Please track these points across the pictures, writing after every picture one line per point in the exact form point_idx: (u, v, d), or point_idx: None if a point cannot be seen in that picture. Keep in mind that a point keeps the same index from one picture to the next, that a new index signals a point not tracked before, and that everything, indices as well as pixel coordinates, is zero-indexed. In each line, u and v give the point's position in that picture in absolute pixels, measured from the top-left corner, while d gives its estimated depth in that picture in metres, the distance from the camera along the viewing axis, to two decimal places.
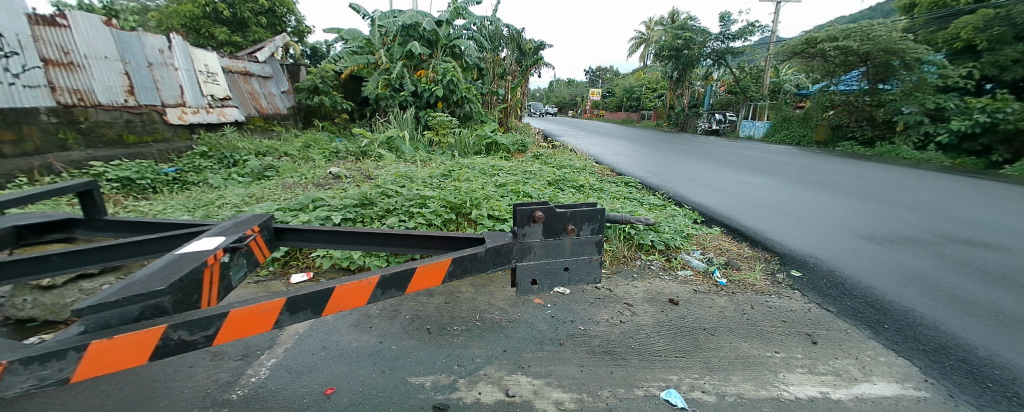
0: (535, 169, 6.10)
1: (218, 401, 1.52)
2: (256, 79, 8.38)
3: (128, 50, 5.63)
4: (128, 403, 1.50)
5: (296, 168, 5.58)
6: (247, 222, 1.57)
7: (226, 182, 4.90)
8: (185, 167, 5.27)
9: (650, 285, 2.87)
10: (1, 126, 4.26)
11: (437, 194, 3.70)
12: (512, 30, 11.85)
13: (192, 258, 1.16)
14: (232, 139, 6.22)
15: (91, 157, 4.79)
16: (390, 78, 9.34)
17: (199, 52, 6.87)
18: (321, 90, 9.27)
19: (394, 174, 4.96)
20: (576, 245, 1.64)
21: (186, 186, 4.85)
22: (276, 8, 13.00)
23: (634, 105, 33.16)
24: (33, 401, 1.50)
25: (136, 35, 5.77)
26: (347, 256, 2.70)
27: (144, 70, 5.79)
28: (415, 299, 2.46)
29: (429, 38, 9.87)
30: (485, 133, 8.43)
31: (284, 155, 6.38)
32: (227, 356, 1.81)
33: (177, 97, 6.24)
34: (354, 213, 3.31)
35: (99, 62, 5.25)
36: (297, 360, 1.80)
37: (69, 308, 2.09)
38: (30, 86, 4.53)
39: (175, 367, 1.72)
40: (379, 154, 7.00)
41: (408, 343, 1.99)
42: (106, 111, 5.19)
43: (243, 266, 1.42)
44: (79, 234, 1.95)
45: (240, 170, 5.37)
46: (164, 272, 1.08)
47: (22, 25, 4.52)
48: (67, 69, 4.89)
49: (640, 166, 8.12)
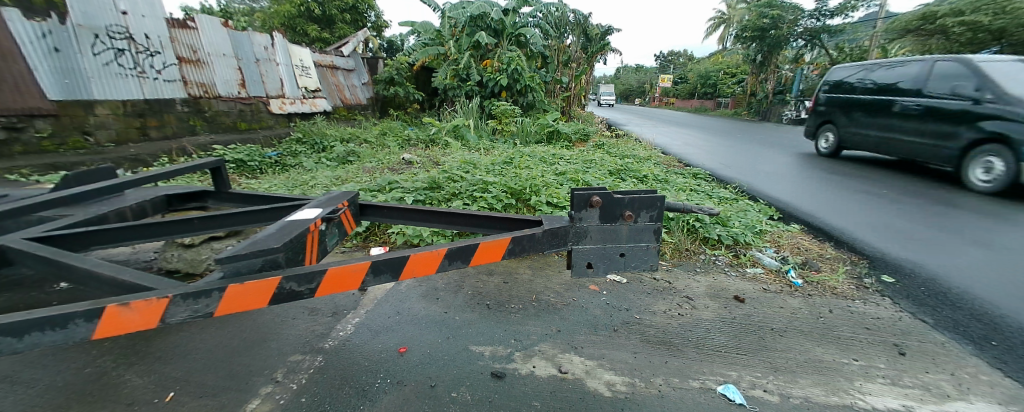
0: (597, 158, 6.04)
1: (315, 348, 1.79)
2: (341, 72, 9.20)
3: (240, 48, 6.46)
4: (248, 342, 1.81)
5: (373, 154, 6.06)
6: (338, 197, 1.81)
7: (317, 165, 5.51)
8: (284, 152, 5.99)
9: (713, 281, 2.77)
10: (148, 114, 5.12)
11: (498, 180, 3.86)
12: (579, 16, 11.62)
13: (298, 225, 1.39)
14: (321, 127, 7.00)
15: (213, 141, 5.62)
16: (458, 68, 9.69)
17: (295, 49, 7.70)
18: (395, 81, 9.98)
19: (459, 160, 5.22)
20: (634, 231, 1.66)
21: (285, 168, 5.52)
22: (359, 4, 13.89)
23: (709, 92, 30.84)
24: (181, 334, 1.87)
25: (247, 35, 6.59)
26: (417, 234, 2.97)
27: (252, 65, 6.63)
28: (476, 277, 2.63)
29: (496, 27, 9.94)
30: (547, 122, 8.46)
31: (364, 142, 6.97)
32: (321, 312, 2.09)
33: (278, 90, 7.11)
34: (424, 195, 3.57)
35: (218, 59, 6.10)
36: (376, 321, 2.03)
37: (204, 263, 2.54)
38: (169, 80, 5.39)
39: (281, 318, 2.02)
40: (445, 142, 7.34)
41: (470, 316, 2.16)
42: (224, 101, 6.06)
43: (335, 235, 1.64)
44: (210, 204, 2.33)
45: (328, 155, 5.99)
46: (278, 234, 1.31)
47: (163, 28, 5.33)
48: (196, 65, 5.74)
49: (711, 158, 7.63)
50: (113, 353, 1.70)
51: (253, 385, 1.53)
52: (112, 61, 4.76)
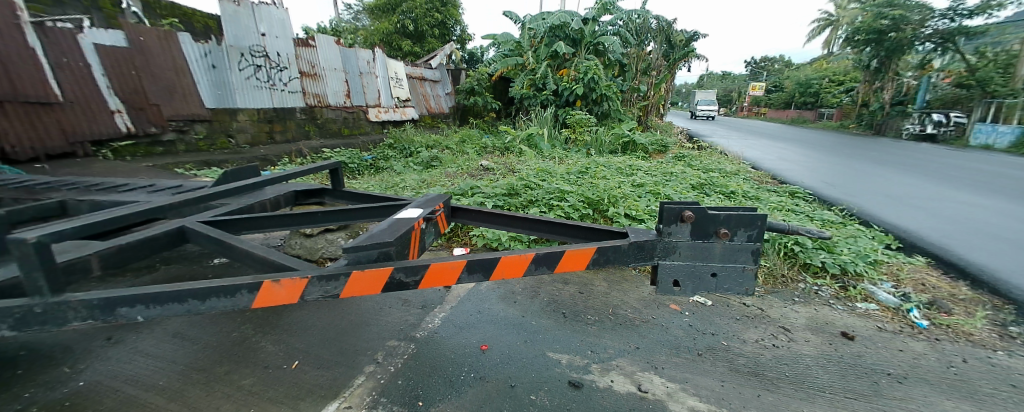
0: (678, 171, 5.76)
1: (407, 337, 1.95)
2: (429, 83, 9.92)
3: (348, 63, 7.27)
4: (351, 324, 2.04)
5: (454, 160, 6.41)
6: (434, 199, 1.97)
7: (405, 169, 5.97)
8: (378, 156, 6.59)
9: (814, 313, 2.49)
10: (275, 120, 5.98)
11: (575, 189, 3.87)
12: (662, 22, 11.20)
13: (404, 223, 1.56)
14: (410, 134, 7.62)
15: (321, 145, 6.38)
16: (535, 78, 9.88)
17: (392, 62, 8.46)
18: (476, 91, 10.53)
19: (535, 168, 5.31)
20: (728, 251, 1.57)
21: (377, 170, 6.07)
22: (447, 20, 14.83)
23: (810, 102, 27.64)
24: (300, 311, 2.16)
25: (353, 51, 7.39)
26: (496, 238, 3.09)
27: (356, 78, 7.43)
28: (552, 285, 2.66)
29: (575, 36, 9.98)
30: (623, 132, 8.26)
31: (445, 148, 7.42)
32: (411, 304, 2.28)
33: (376, 99, 7.95)
34: (503, 201, 3.70)
35: (330, 73, 6.92)
36: (460, 318, 2.16)
37: (319, 251, 2.92)
38: (293, 92, 6.24)
39: (379, 305, 2.24)
40: (520, 150, 7.50)
41: (546, 322, 2.19)
42: (333, 110, 6.95)
43: (432, 233, 1.80)
44: (325, 200, 2.66)
45: (415, 159, 6.47)
46: (389, 230, 1.48)
47: (291, 47, 6.17)
48: (313, 79, 6.59)
49: (812, 176, 6.85)
50: (250, 322, 2.02)
51: (358, 363, 1.72)
52: (251, 75, 5.63)
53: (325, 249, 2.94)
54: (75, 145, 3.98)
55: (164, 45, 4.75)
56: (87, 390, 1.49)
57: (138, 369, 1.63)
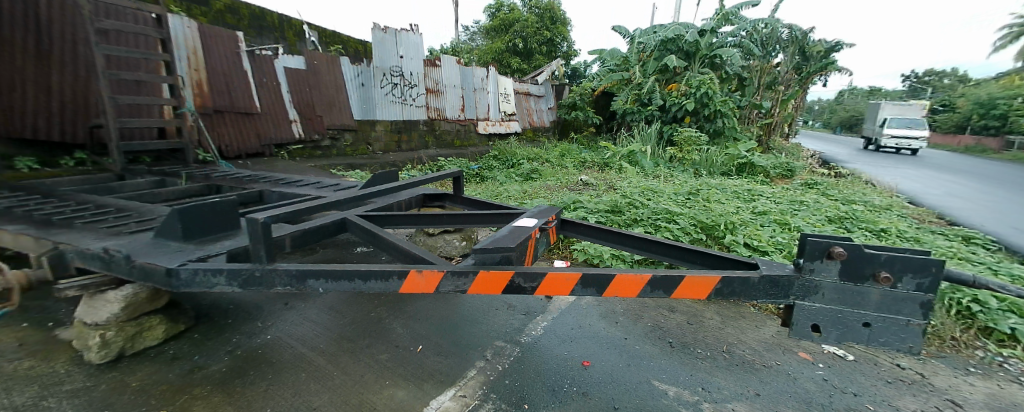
0: (808, 200, 5.05)
1: (513, 340, 2.05)
2: (533, 98, 10.33)
3: (464, 80, 7.94)
4: (463, 321, 2.21)
5: (554, 173, 6.52)
6: (548, 211, 2.05)
7: (507, 180, 6.26)
8: (483, 166, 7.02)
9: (1003, 392, 1.96)
10: (401, 131, 6.81)
11: (686, 212, 3.65)
12: (795, 32, 9.98)
13: (522, 231, 1.67)
14: (513, 148, 7.98)
15: (436, 155, 7.05)
16: (640, 93, 9.58)
17: (502, 79, 8.99)
18: (578, 106, 10.64)
19: (639, 186, 5.14)
20: (888, 300, 1.32)
21: (482, 179, 6.46)
22: (555, 37, 15.23)
23: (998, 125, 21.89)
24: (419, 301, 2.40)
25: (471, 69, 8.04)
26: (597, 255, 3.06)
27: (470, 94, 8.08)
28: (657, 310, 2.54)
29: (688, 49, 9.43)
30: (739, 153, 7.52)
31: (545, 161, 7.59)
32: (516, 309, 2.39)
33: (485, 113, 8.55)
34: (606, 218, 3.66)
35: (449, 89, 7.63)
36: (562, 329, 2.19)
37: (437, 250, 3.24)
38: (417, 106, 7.04)
39: (486, 307, 2.39)
40: (621, 166, 7.32)
41: (651, 349, 2.10)
42: (448, 123, 7.68)
43: (544, 244, 1.87)
44: (445, 204, 2.94)
45: (516, 171, 6.75)
46: (510, 236, 1.59)
47: (420, 67, 6.94)
48: (435, 95, 7.34)
49: (1001, 218, 5.41)
50: (381, 306, 2.32)
51: (470, 357, 1.87)
52: (388, 92, 6.50)
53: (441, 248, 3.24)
54: (263, 147, 4.98)
55: (330, 67, 5.72)
56: (269, 343, 1.88)
57: (301, 332, 2.00)
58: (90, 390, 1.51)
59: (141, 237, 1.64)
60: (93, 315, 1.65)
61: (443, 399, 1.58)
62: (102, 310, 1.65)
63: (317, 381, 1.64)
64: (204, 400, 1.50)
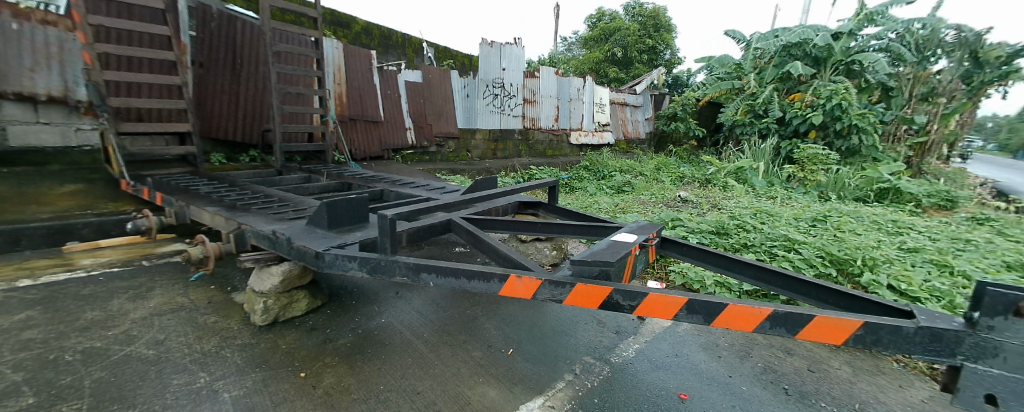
0: (980, 238, 4.05)
1: (603, 358, 2.00)
2: (629, 108, 10.09)
3: (561, 90, 8.02)
4: (552, 331, 2.22)
5: (648, 187, 6.21)
6: (648, 227, 1.97)
7: (598, 191, 6.15)
8: (574, 176, 7.01)
9: None
10: (498, 139, 7.16)
11: (810, 241, 3.21)
12: (968, 32, 8.15)
13: (621, 246, 1.63)
14: (606, 159, 7.83)
15: (528, 163, 7.24)
16: (754, 103, 8.65)
17: (599, 89, 8.88)
18: (678, 117, 10.06)
19: (749, 207, 4.65)
20: None
21: (572, 189, 6.45)
22: (657, 45, 14.51)
23: None
24: (511, 306, 2.48)
25: (568, 80, 8.09)
26: (698, 280, 2.84)
27: (565, 104, 8.15)
28: (768, 349, 2.26)
29: (818, 55, 8.24)
30: (879, 175, 6.35)
31: (640, 174, 7.27)
32: (607, 327, 2.33)
33: (579, 123, 8.55)
34: (710, 239, 3.38)
35: (546, 99, 7.79)
36: (656, 355, 2.08)
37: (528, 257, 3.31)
38: (514, 116, 7.30)
39: (576, 320, 2.37)
40: (725, 183, 6.70)
41: (761, 392, 1.87)
42: (542, 132, 7.87)
43: (643, 261, 1.80)
44: (540, 212, 2.99)
45: (608, 183, 6.59)
46: (609, 251, 1.56)
47: (519, 78, 7.18)
48: (532, 105, 7.56)
49: None
50: (475, 306, 2.44)
51: (559, 368, 1.88)
52: (489, 103, 6.86)
53: (532, 256, 3.30)
54: (384, 151, 5.64)
55: (442, 80, 6.21)
56: (380, 328, 2.10)
57: (406, 321, 2.20)
58: (253, 346, 1.87)
59: (297, 224, 1.99)
60: (260, 283, 2.03)
61: (532, 406, 1.61)
62: (266, 281, 2.02)
63: (419, 368, 1.80)
64: (330, 369, 1.74)
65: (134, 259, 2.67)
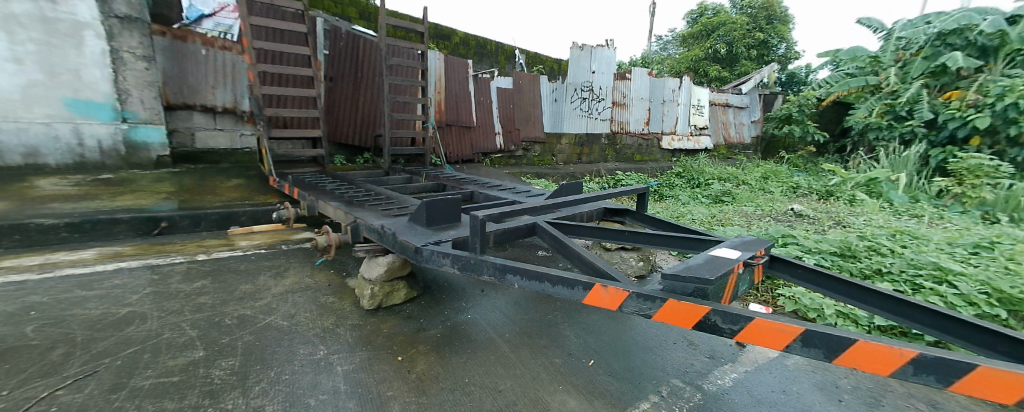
0: None
1: (694, 383, 1.86)
2: (732, 110, 9.39)
3: (654, 92, 7.63)
4: (638, 347, 2.12)
5: (752, 198, 5.59)
6: (753, 243, 1.77)
7: (692, 200, 5.74)
8: (664, 183, 6.65)
9: None
10: (585, 143, 7.12)
11: (971, 272, 2.60)
12: None
13: (722, 263, 1.49)
14: (702, 165, 7.26)
15: (616, 169, 7.05)
16: (894, 102, 7.27)
17: (697, 90, 8.27)
18: (794, 119, 8.96)
19: (884, 226, 3.93)
20: None
21: (662, 197, 6.12)
22: (770, 39, 12.98)
23: None
24: (594, 315, 2.43)
25: (662, 80, 7.65)
26: (815, 308, 2.50)
27: (658, 106, 7.75)
28: (906, 399, 1.89)
29: (987, 43, 6.61)
30: None
31: (742, 183, 6.60)
32: (699, 349, 2.15)
33: (672, 126, 8.10)
34: (832, 261, 2.94)
35: (637, 102, 7.48)
36: (758, 388, 1.86)
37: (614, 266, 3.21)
38: (602, 120, 7.16)
39: (664, 339, 2.23)
40: (851, 196, 5.75)
41: None
42: (631, 137, 7.63)
43: (747, 281, 1.63)
44: (627, 220, 2.86)
45: (703, 191, 6.10)
46: (707, 267, 1.44)
47: (609, 81, 6.97)
48: (622, 108, 7.32)
49: None
50: (558, 311, 2.44)
51: (644, 387, 1.79)
52: (577, 107, 6.81)
53: (618, 265, 3.20)
54: (475, 155, 5.95)
55: (531, 85, 6.32)
56: (467, 323, 2.22)
57: (492, 319, 2.29)
58: (361, 327, 2.11)
59: (400, 220, 2.19)
60: (369, 271, 2.28)
61: None
62: (373, 269, 2.27)
63: (502, 367, 1.86)
64: (423, 358, 1.89)
65: (275, 243, 3.19)
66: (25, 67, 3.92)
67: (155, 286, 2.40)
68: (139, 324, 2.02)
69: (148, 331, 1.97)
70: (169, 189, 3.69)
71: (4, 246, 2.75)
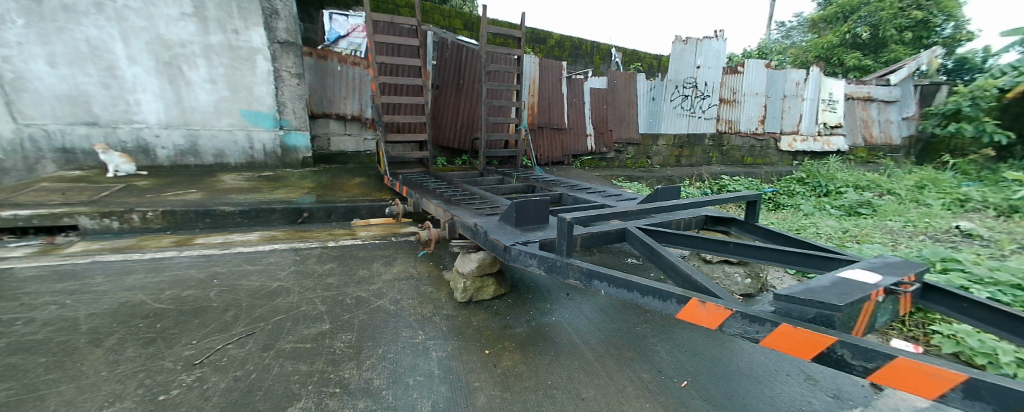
0: None
1: None
2: (878, 104, 7.92)
3: (773, 86, 6.77)
4: (740, 373, 1.92)
5: (900, 211, 4.63)
6: (898, 266, 1.48)
7: (817, 210, 4.98)
8: (782, 190, 5.95)
9: None
10: (686, 145, 6.70)
11: None
12: None
13: (855, 287, 1.28)
14: (832, 170, 6.26)
15: (722, 172, 6.45)
16: None
17: (830, 82, 7.12)
18: (964, 114, 7.28)
19: None
20: None
21: (778, 206, 5.43)
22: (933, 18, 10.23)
23: None
24: (688, 332, 2.26)
25: (783, 73, 6.74)
26: (988, 353, 1.98)
27: (778, 102, 6.87)
28: None
29: None
30: None
31: (886, 192, 5.52)
32: (819, 386, 1.86)
33: (794, 125, 7.17)
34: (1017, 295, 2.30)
35: (751, 98, 6.72)
36: None
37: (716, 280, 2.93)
38: (708, 119, 6.63)
39: (773, 368, 1.98)
40: None
41: None
42: (741, 137, 6.96)
43: (889, 312, 1.37)
44: (733, 230, 2.60)
45: (832, 201, 5.25)
46: (833, 291, 1.25)
47: (717, 75, 6.33)
48: (731, 105, 6.65)
49: None
50: (649, 324, 2.32)
51: None
52: (678, 105, 6.39)
53: (720, 279, 2.92)
54: (565, 156, 5.99)
55: (627, 84, 6.08)
56: (552, 326, 2.24)
57: (577, 324, 2.27)
58: (454, 318, 2.27)
59: (492, 219, 2.30)
60: (463, 266, 2.43)
61: None
62: (467, 264, 2.42)
63: (586, 375, 1.84)
64: (509, 354, 1.96)
65: (386, 235, 3.58)
66: (218, 86, 4.99)
67: (297, 265, 2.88)
68: (285, 297, 2.44)
69: (290, 303, 2.37)
70: (308, 185, 4.40)
71: (200, 226, 3.55)
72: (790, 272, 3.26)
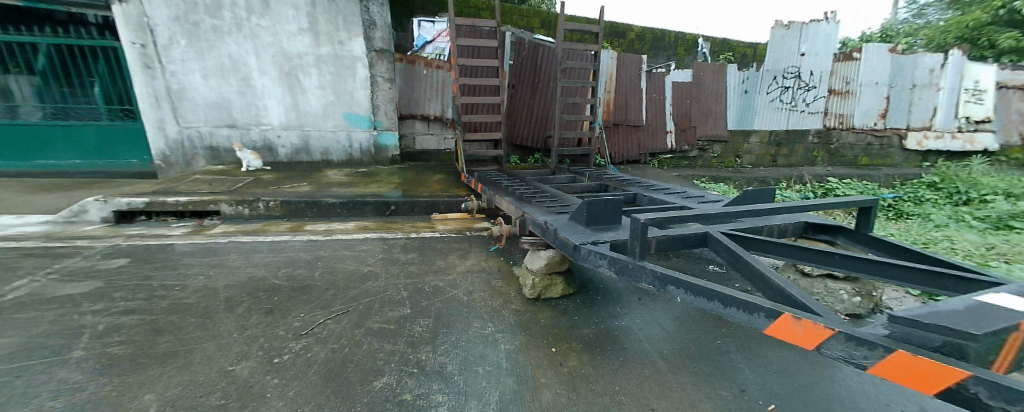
0: None
1: None
2: None
3: (899, 74, 5.80)
4: (839, 403, 1.71)
5: None
6: None
7: (955, 221, 4.17)
8: (907, 196, 5.16)
9: None
10: (784, 143, 6.07)
11: None
12: None
13: (998, 314, 1.07)
14: (978, 173, 5.20)
15: (830, 174, 5.69)
16: None
17: (976, 67, 5.91)
18: None
19: None
20: None
21: (901, 215, 4.68)
22: None
23: None
24: (776, 351, 2.06)
25: (913, 58, 5.73)
26: None
27: (905, 93, 5.89)
28: None
29: None
30: None
31: None
32: None
33: (925, 120, 6.10)
34: None
35: (870, 88, 5.80)
36: None
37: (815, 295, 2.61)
38: (813, 113, 5.89)
39: (881, 401, 1.73)
40: None
41: None
42: (855, 134, 6.10)
43: None
44: (839, 240, 2.29)
45: (976, 211, 4.37)
46: (969, 317, 1.07)
47: (827, 63, 5.57)
48: (844, 97, 5.80)
49: None
50: (730, 338, 2.16)
51: None
52: (776, 97, 5.78)
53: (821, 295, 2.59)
54: (641, 155, 5.83)
55: (715, 76, 5.64)
56: (621, 330, 2.19)
57: (648, 331, 2.20)
58: (523, 313, 2.33)
59: (562, 217, 2.31)
60: (533, 262, 2.48)
61: None
62: (536, 261, 2.46)
63: (657, 385, 1.78)
64: (576, 354, 1.97)
65: (462, 230, 3.77)
66: (326, 92, 5.63)
67: (384, 254, 3.17)
68: (374, 281, 2.71)
69: (378, 287, 2.62)
70: (395, 180, 4.79)
71: (308, 214, 4.06)
72: (913, 292, 2.81)
